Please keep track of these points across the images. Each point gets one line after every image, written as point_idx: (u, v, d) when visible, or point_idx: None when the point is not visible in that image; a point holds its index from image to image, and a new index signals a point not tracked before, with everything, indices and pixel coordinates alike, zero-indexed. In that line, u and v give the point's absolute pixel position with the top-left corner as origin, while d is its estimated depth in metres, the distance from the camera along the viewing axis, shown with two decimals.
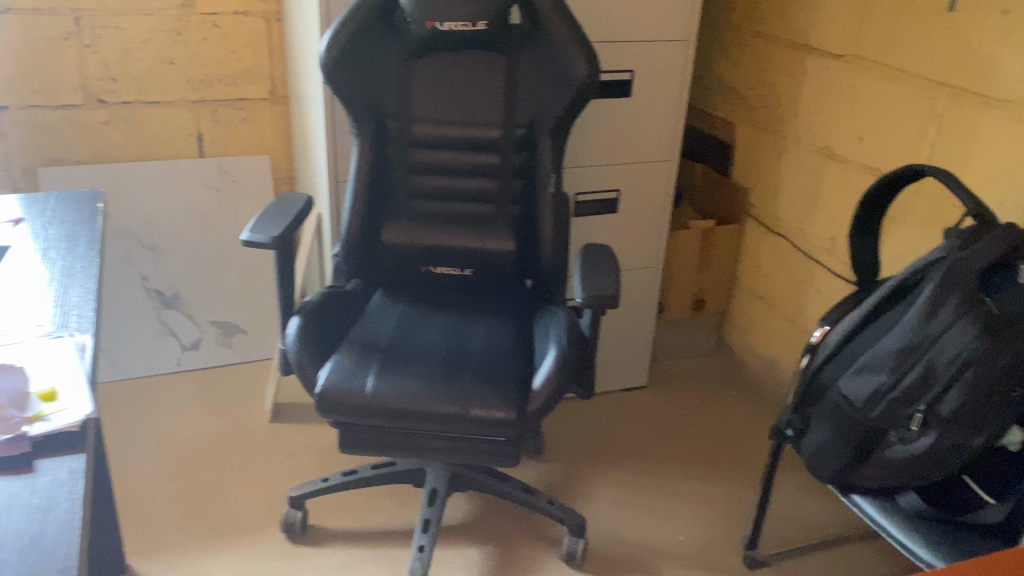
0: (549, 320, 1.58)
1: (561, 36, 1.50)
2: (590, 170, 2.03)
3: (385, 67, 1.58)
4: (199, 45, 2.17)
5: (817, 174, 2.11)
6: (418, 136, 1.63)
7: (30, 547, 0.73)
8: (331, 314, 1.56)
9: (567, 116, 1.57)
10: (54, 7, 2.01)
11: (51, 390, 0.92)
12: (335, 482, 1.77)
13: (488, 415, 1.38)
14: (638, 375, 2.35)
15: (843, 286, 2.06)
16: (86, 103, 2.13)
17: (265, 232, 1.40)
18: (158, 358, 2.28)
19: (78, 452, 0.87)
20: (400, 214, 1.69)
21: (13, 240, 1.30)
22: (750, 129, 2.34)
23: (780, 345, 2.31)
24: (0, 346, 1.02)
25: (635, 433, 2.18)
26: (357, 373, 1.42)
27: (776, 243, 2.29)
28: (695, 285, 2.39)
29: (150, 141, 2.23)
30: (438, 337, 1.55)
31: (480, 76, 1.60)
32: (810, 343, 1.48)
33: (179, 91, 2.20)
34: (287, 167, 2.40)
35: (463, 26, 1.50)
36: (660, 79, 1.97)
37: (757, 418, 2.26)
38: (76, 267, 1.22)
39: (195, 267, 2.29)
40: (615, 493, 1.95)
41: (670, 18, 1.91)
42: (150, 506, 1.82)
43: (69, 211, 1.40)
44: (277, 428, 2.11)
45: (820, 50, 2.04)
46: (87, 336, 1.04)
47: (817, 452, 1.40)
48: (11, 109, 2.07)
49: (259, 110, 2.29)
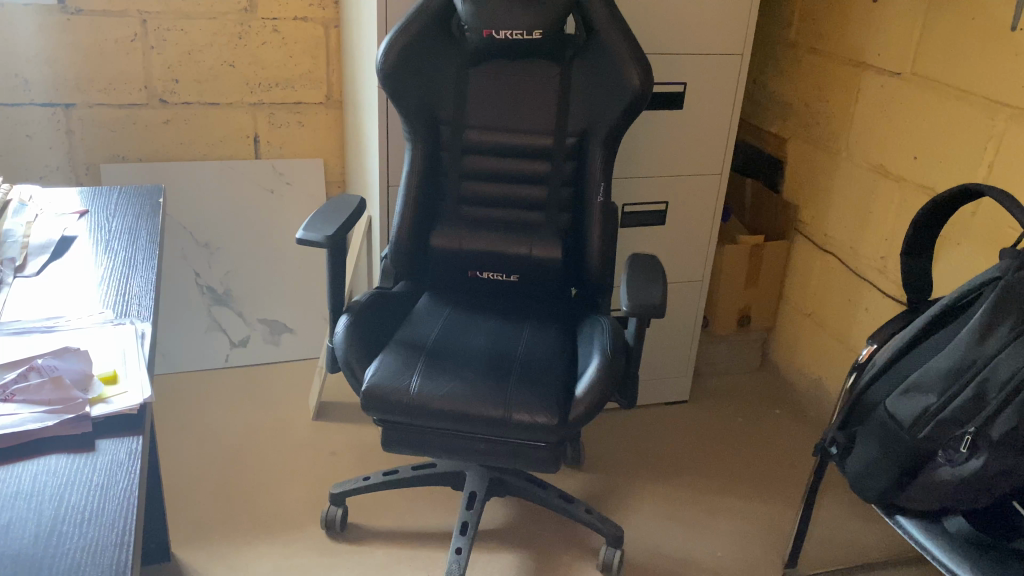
0: (594, 329, 1.58)
1: (616, 45, 1.51)
2: (639, 182, 2.03)
3: (440, 74, 1.60)
4: (259, 48, 2.22)
5: (870, 192, 2.08)
6: (471, 143, 1.65)
7: (91, 521, 0.76)
8: (378, 315, 1.58)
9: (618, 126, 1.58)
10: (123, 9, 2.08)
11: (112, 374, 0.96)
12: (376, 481, 1.79)
13: (532, 420, 1.38)
14: (680, 389, 2.34)
15: (894, 306, 2.03)
16: (150, 102, 2.19)
17: (319, 231, 1.43)
18: (208, 353, 2.33)
19: (135, 433, 0.89)
20: (450, 219, 1.71)
21: (78, 231, 1.35)
22: (802, 145, 2.32)
23: (827, 364, 2.28)
24: (65, 330, 1.05)
25: (675, 447, 2.17)
26: (403, 372, 1.44)
27: (826, 261, 2.26)
28: (742, 300, 2.38)
29: (209, 141, 2.28)
30: (482, 341, 1.57)
31: (534, 85, 1.62)
32: (858, 362, 1.47)
33: (239, 93, 2.26)
34: (340, 171, 2.44)
35: (518, 34, 1.51)
36: (712, 92, 1.97)
37: (800, 437, 2.24)
38: (138, 258, 1.25)
39: (247, 265, 2.34)
40: (653, 506, 1.95)
41: (724, 32, 1.91)
42: (196, 497, 1.86)
43: (132, 204, 1.45)
44: (320, 426, 2.14)
45: (876, 67, 2.02)
46: (147, 324, 1.08)
47: (861, 471, 1.37)
48: (78, 107, 2.14)
49: (314, 113, 2.34)
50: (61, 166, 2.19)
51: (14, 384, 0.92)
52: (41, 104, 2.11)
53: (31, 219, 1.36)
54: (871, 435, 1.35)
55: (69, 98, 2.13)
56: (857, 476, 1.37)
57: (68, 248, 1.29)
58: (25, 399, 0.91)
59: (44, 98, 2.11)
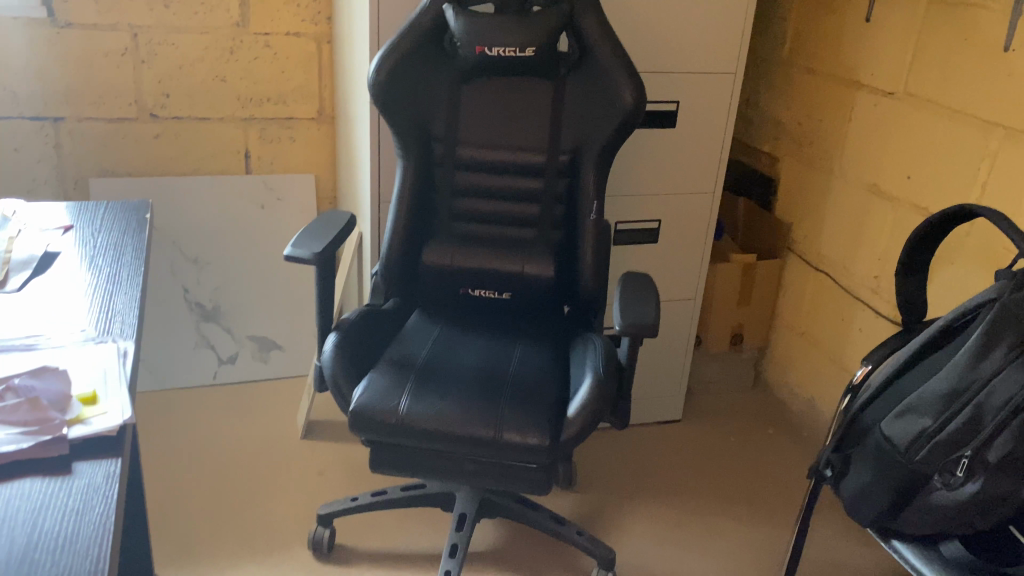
0: (586, 348, 1.57)
1: (609, 63, 1.50)
2: (631, 200, 2.02)
3: (432, 91, 1.59)
4: (251, 63, 2.21)
5: (864, 211, 2.08)
6: (463, 159, 1.64)
7: (64, 548, 0.74)
8: (368, 333, 1.56)
9: (611, 144, 1.56)
10: (114, 23, 2.06)
11: (92, 394, 0.93)
12: (364, 502, 1.76)
13: (523, 441, 1.36)
14: (673, 408, 2.32)
15: (887, 326, 2.01)
16: (140, 117, 2.18)
17: (307, 247, 1.41)
18: (195, 370, 2.30)
19: (114, 455, 0.87)
20: (442, 236, 1.69)
21: (61, 246, 1.33)
22: (795, 164, 2.32)
23: (820, 383, 2.27)
24: (44, 349, 1.03)
25: (669, 467, 2.15)
26: (392, 391, 1.42)
27: (819, 280, 2.25)
28: (735, 319, 2.36)
29: (199, 156, 2.27)
30: (473, 359, 1.54)
31: (527, 102, 1.60)
32: (853, 383, 1.45)
33: (230, 108, 2.24)
34: (331, 187, 2.43)
35: (511, 52, 1.50)
36: (706, 110, 1.97)
37: (793, 457, 2.22)
38: (122, 275, 1.23)
39: (237, 281, 2.32)
40: (645, 527, 1.92)
41: (718, 50, 1.91)
42: (180, 517, 1.83)
43: (118, 220, 1.43)
44: (309, 444, 2.11)
45: (869, 86, 2.02)
46: (130, 343, 1.05)
47: (855, 494, 1.34)
48: (67, 121, 2.13)
49: (306, 129, 2.33)
50: (49, 180, 2.17)
51: None
52: (29, 118, 2.09)
53: (14, 234, 1.34)
54: (866, 458, 1.33)
55: (58, 112, 2.11)
56: (852, 499, 1.35)
57: (51, 264, 1.27)
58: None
59: (32, 112, 2.09)
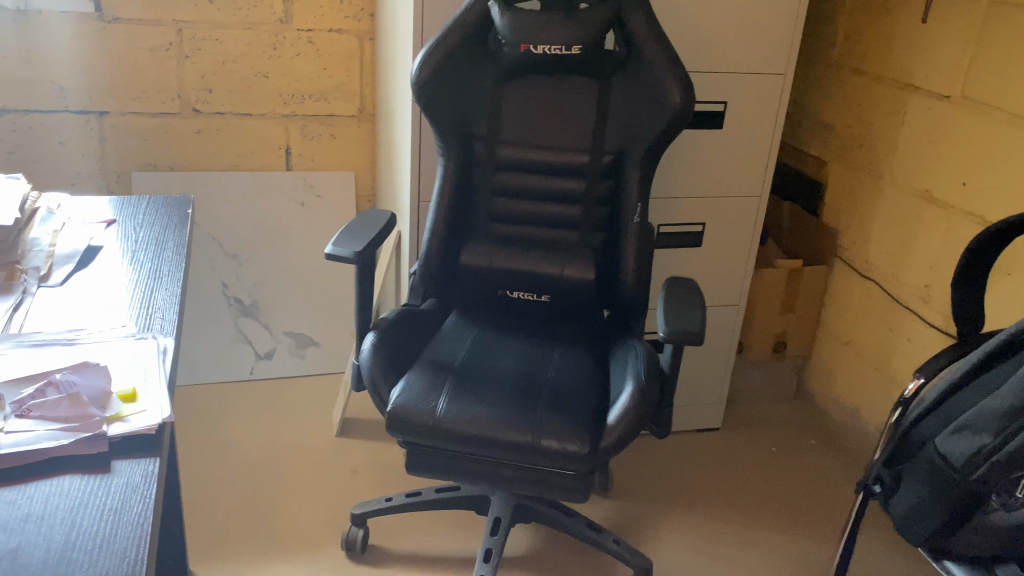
0: (627, 353, 1.53)
1: (656, 62, 1.47)
2: (675, 203, 1.99)
3: (476, 89, 1.57)
4: (293, 60, 2.21)
5: (915, 219, 2.02)
6: (505, 159, 1.62)
7: (101, 549, 0.73)
8: (405, 334, 1.54)
9: (657, 146, 1.53)
10: (159, 18, 2.07)
11: (131, 392, 0.92)
12: (398, 503, 1.75)
13: (561, 448, 1.34)
14: (713, 417, 2.27)
15: (938, 337, 1.95)
16: (183, 111, 2.18)
17: (348, 246, 1.40)
18: (232, 365, 2.31)
19: (153, 454, 0.86)
20: (481, 236, 1.67)
21: (104, 240, 1.33)
22: (843, 168, 2.26)
23: (865, 394, 2.21)
24: (86, 344, 1.02)
25: (707, 476, 2.10)
26: (429, 393, 1.40)
27: (866, 288, 2.19)
28: (778, 326, 2.31)
29: (240, 152, 2.27)
30: (512, 362, 1.52)
31: (570, 101, 1.58)
32: (904, 396, 1.41)
33: (272, 104, 2.24)
34: (371, 185, 2.42)
35: (556, 50, 1.47)
36: (754, 112, 1.92)
37: (836, 469, 2.16)
38: (163, 270, 1.23)
39: (275, 277, 2.32)
40: (683, 537, 1.88)
41: (768, 51, 1.86)
42: (215, 513, 1.83)
43: (160, 215, 1.42)
44: (343, 443, 2.10)
45: (923, 89, 1.96)
46: (170, 340, 1.05)
47: (907, 512, 1.29)
48: (112, 115, 2.14)
49: (346, 126, 2.32)
50: (93, 174, 2.18)
51: (30, 400, 0.89)
52: (75, 112, 2.11)
53: (58, 227, 1.34)
54: (918, 475, 1.28)
55: (103, 106, 2.12)
56: (903, 517, 1.30)
57: (93, 258, 1.27)
58: (40, 416, 0.87)
59: (78, 105, 2.11)
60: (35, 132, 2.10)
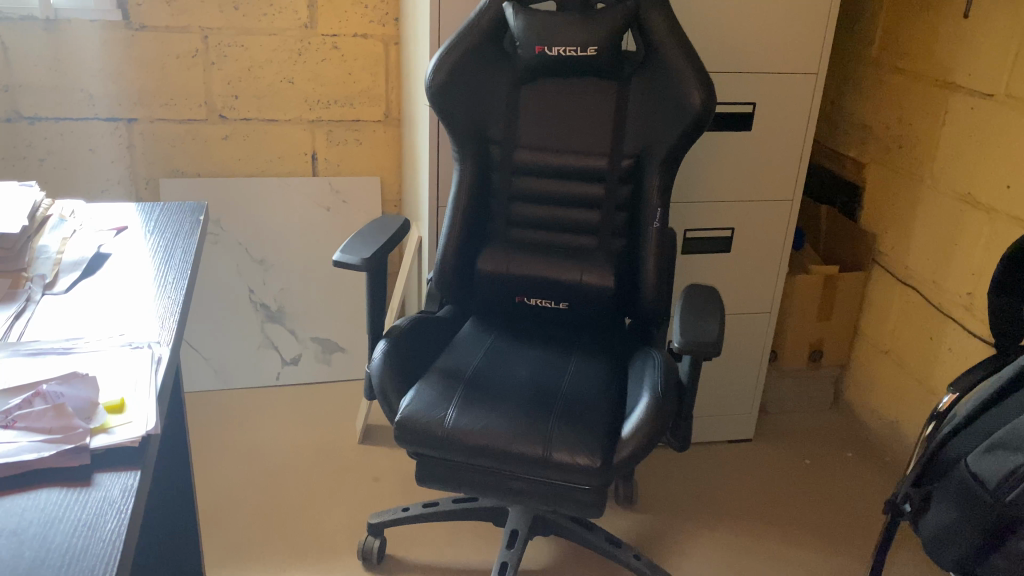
0: (645, 363, 1.48)
1: (676, 62, 1.42)
2: (703, 207, 1.93)
3: (492, 92, 1.53)
4: (319, 65, 2.21)
5: (958, 223, 1.93)
6: (522, 163, 1.58)
7: (70, 567, 0.71)
8: (418, 342, 1.51)
9: (678, 148, 1.48)
10: (186, 25, 2.08)
11: (119, 403, 0.91)
12: (415, 513, 1.73)
13: (572, 461, 1.30)
14: (745, 428, 2.21)
15: (981, 346, 1.86)
16: (209, 118, 2.19)
17: (356, 253, 1.37)
18: (259, 370, 2.32)
19: (134, 467, 0.84)
20: (498, 242, 1.63)
21: (114, 248, 1.33)
22: (882, 170, 2.18)
23: (905, 405, 2.12)
24: (82, 353, 1.02)
25: (737, 489, 2.04)
26: (439, 403, 1.37)
27: (906, 295, 2.11)
28: (814, 334, 2.23)
29: (266, 157, 2.27)
30: (526, 370, 1.48)
31: (589, 104, 1.53)
32: (938, 411, 1.35)
33: (298, 109, 2.24)
34: (397, 190, 2.40)
35: (573, 51, 1.44)
36: (785, 113, 1.85)
37: (874, 483, 2.08)
38: (169, 278, 1.22)
39: (301, 283, 2.32)
40: (709, 553, 1.83)
41: (799, 49, 1.80)
42: (235, 519, 1.83)
43: (171, 222, 1.42)
44: (365, 450, 2.09)
45: (966, 87, 1.88)
46: (166, 349, 1.03)
47: (936, 535, 1.21)
48: (140, 122, 2.16)
49: (372, 131, 2.31)
50: (122, 180, 2.21)
51: (16, 410, 0.88)
52: (104, 119, 2.13)
53: (68, 234, 1.34)
54: (947, 494, 1.20)
55: (132, 113, 2.15)
56: (932, 540, 1.22)
57: (101, 265, 1.27)
58: (25, 426, 0.86)
59: (107, 113, 2.13)
60: (66, 140, 2.13)
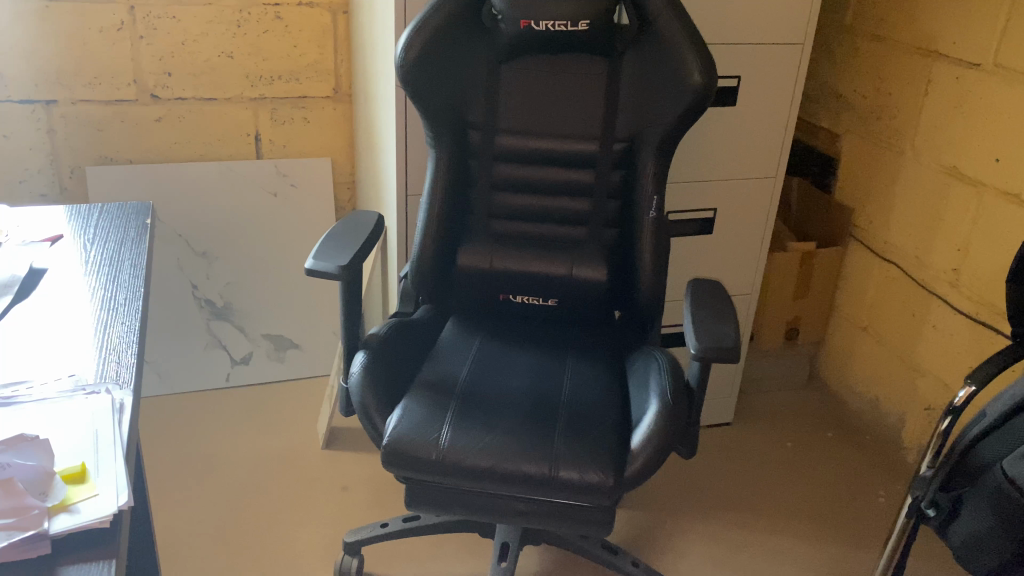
0: (648, 364, 1.37)
1: (674, 38, 1.28)
2: (685, 187, 1.83)
3: (470, 71, 1.39)
4: (260, 38, 2.01)
5: (941, 197, 1.88)
6: (505, 149, 1.44)
7: None
8: (400, 350, 1.37)
9: (673, 135, 1.35)
10: None
11: (80, 470, 0.75)
12: (395, 529, 1.60)
13: (582, 479, 1.19)
14: (725, 411, 2.14)
15: (967, 324, 1.83)
16: (140, 98, 1.98)
17: (331, 259, 1.22)
18: (206, 372, 2.13)
19: (107, 556, 0.69)
20: (479, 235, 1.50)
21: (49, 264, 1.14)
22: (860, 142, 2.11)
23: (886, 381, 2.08)
24: (26, 404, 0.85)
25: (724, 478, 1.98)
26: (430, 422, 1.24)
27: (885, 269, 2.06)
28: (791, 312, 2.17)
29: (206, 140, 2.07)
30: (520, 379, 1.36)
31: (576, 84, 1.40)
32: (954, 406, 1.27)
33: (239, 86, 2.04)
34: (350, 170, 2.23)
35: (562, 26, 1.31)
36: (769, 86, 1.76)
37: (857, 463, 2.04)
38: (119, 298, 1.05)
39: (250, 276, 2.14)
40: (704, 548, 1.76)
41: (786, 18, 1.69)
42: (196, 543, 1.67)
43: (114, 228, 1.24)
44: (332, 455, 1.95)
45: (952, 56, 1.80)
46: (128, 393, 0.87)
47: (970, 542, 1.15)
48: (61, 104, 1.93)
49: (322, 108, 2.13)
50: (43, 169, 1.98)
51: None
52: (18, 101, 1.90)
53: None
54: (983, 498, 1.14)
55: (51, 94, 1.92)
56: (964, 547, 1.16)
57: (35, 287, 1.09)
58: None
59: (21, 94, 1.89)
60: None
